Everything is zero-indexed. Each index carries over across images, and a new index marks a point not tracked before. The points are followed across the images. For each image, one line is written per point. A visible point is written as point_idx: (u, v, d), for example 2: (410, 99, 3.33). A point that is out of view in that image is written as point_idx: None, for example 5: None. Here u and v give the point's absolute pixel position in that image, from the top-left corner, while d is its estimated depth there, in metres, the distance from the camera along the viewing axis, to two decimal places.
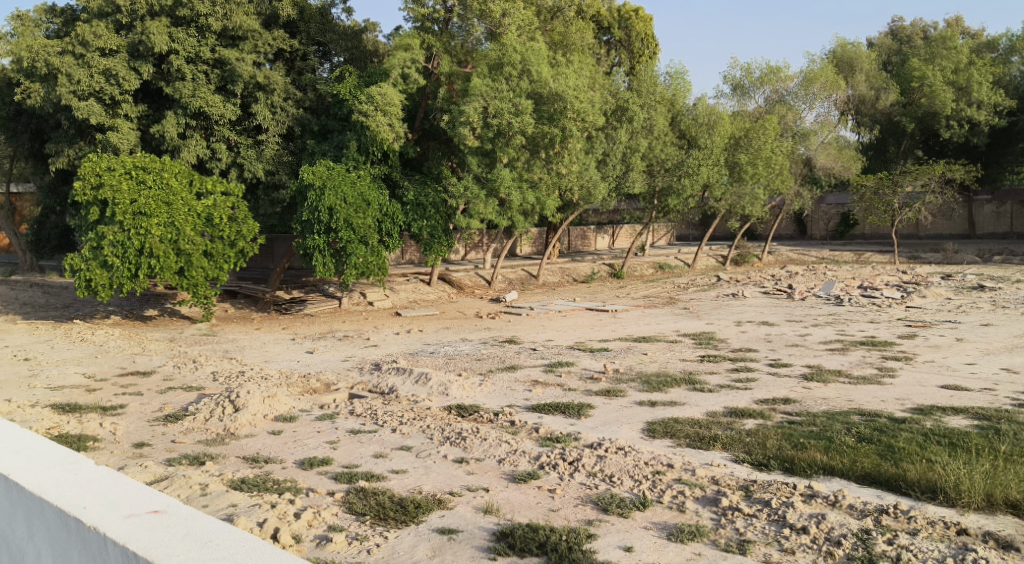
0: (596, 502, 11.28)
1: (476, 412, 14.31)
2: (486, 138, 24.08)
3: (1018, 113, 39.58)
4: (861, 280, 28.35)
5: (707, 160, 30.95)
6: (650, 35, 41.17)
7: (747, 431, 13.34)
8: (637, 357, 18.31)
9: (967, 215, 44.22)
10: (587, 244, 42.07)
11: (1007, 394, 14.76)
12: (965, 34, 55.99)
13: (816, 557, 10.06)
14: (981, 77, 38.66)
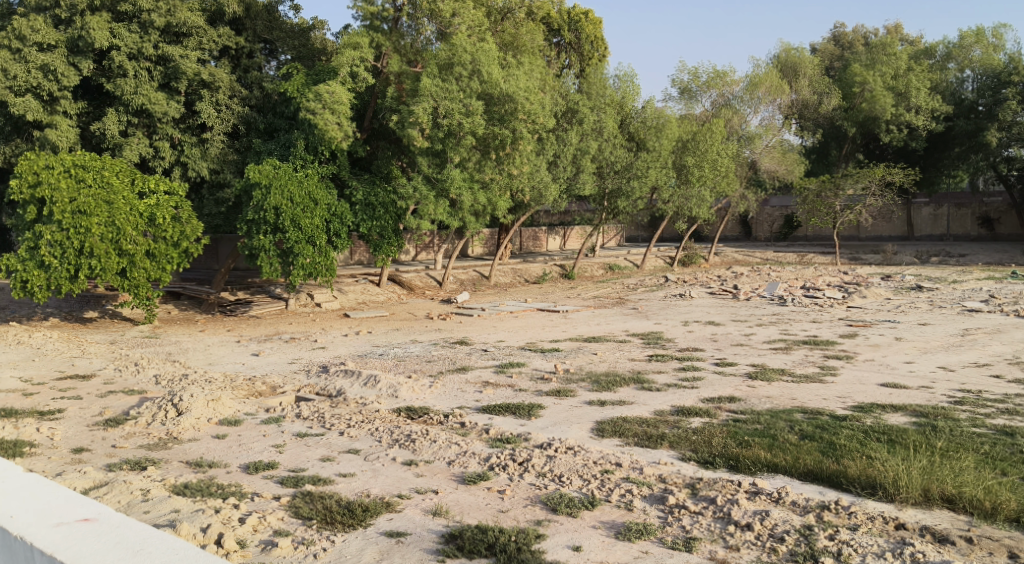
0: (545, 502, 11.37)
1: (425, 414, 14.34)
2: (436, 138, 24.16)
3: (954, 117, 40.16)
4: (805, 281, 28.92)
5: (655, 163, 31.28)
6: (599, 38, 41.48)
7: (694, 429, 13.52)
8: (587, 357, 18.46)
9: (906, 218, 45.18)
10: (539, 245, 42.26)
11: (944, 391, 15.13)
12: (906, 41, 57.22)
13: (760, 553, 10.25)
14: (919, 83, 39.52)
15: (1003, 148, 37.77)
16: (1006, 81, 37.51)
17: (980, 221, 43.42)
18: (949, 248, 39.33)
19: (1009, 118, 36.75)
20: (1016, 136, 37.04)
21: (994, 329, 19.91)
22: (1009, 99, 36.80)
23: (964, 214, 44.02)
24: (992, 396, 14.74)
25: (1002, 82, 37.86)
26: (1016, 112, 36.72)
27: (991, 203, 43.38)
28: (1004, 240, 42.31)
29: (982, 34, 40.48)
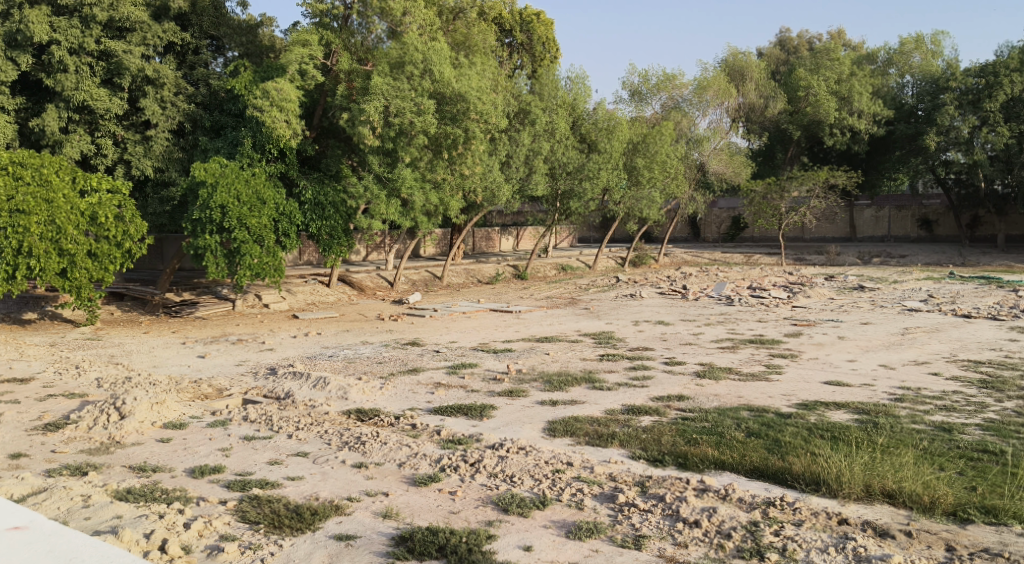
0: (496, 503, 11.43)
1: (376, 416, 14.32)
2: (387, 137, 24.06)
3: (895, 122, 41.31)
4: (752, 281, 29.38)
5: (606, 164, 31.51)
6: (551, 39, 41.52)
7: (644, 428, 13.66)
8: (539, 357, 18.54)
9: (849, 219, 45.99)
10: (492, 245, 42.25)
11: (885, 388, 15.46)
12: (849, 46, 58.16)
13: (708, 550, 10.41)
14: (861, 88, 40.27)
15: (941, 151, 37.59)
16: (945, 86, 37.89)
17: (919, 223, 44.09)
18: (890, 249, 40.31)
19: (947, 123, 36.81)
20: (953, 140, 37.03)
21: (934, 328, 20.38)
22: (947, 104, 37.09)
23: (904, 216, 44.74)
24: (931, 393, 15.09)
25: (940, 88, 38.34)
26: (954, 116, 36.83)
27: (930, 205, 44.01)
28: (942, 242, 42.97)
29: (922, 41, 41.65)
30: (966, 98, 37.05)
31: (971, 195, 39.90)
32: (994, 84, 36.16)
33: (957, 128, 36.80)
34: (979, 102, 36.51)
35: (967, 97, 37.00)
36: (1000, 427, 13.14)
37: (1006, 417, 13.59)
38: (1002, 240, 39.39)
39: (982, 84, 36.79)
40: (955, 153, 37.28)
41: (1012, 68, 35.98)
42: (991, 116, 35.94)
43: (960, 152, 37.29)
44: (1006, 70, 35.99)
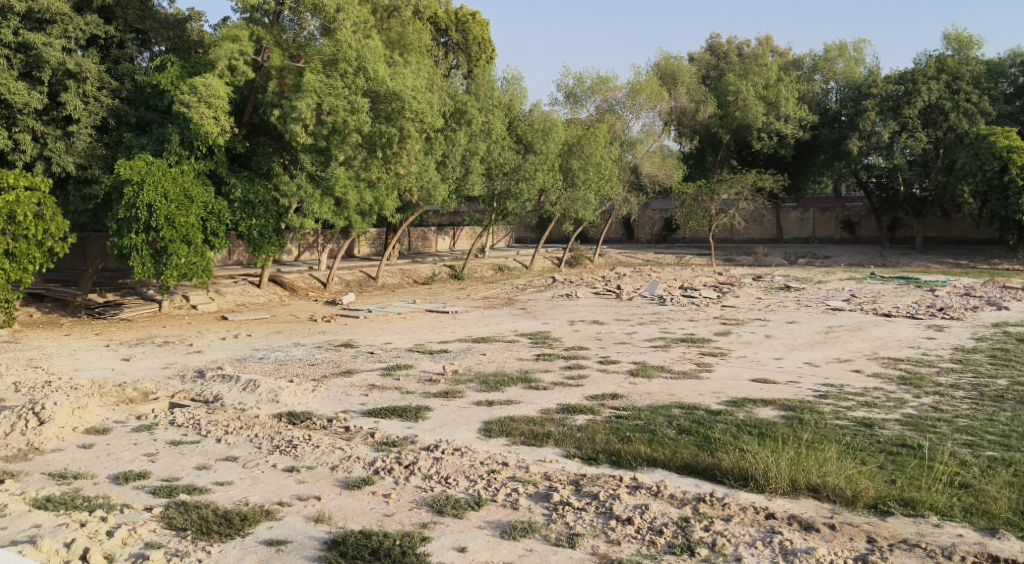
0: (431, 504, 11.46)
1: (308, 419, 14.23)
2: (320, 136, 23.83)
3: (820, 126, 42.24)
4: (683, 281, 29.85)
5: (542, 165, 31.73)
6: (487, 39, 41.58)
7: (578, 427, 13.78)
8: (475, 357, 18.59)
9: (775, 221, 47.13)
10: (428, 245, 42.17)
11: (810, 386, 15.81)
12: (777, 53, 59.26)
13: (640, 546, 10.58)
14: (788, 93, 40.91)
15: (863, 155, 38.69)
16: (866, 93, 38.62)
17: (842, 225, 44.89)
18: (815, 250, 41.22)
19: (869, 128, 37.52)
20: (874, 145, 38.03)
21: (856, 327, 20.89)
22: (868, 110, 37.75)
23: (828, 218, 45.58)
24: (854, 389, 15.48)
25: (862, 94, 39.00)
26: (875, 122, 37.57)
27: (852, 208, 44.70)
28: (863, 244, 43.77)
29: (846, 48, 42.80)
30: (887, 104, 38.03)
31: (890, 199, 40.68)
32: (912, 91, 37.26)
33: (878, 133, 37.70)
34: (898, 108, 37.64)
35: (887, 103, 38.10)
36: (919, 422, 13.53)
37: (924, 412, 14.01)
38: (922, 242, 40.32)
39: (901, 91, 37.78)
40: (876, 157, 38.35)
41: (930, 76, 37.07)
42: (909, 123, 37.08)
43: (881, 156, 38.29)
44: (924, 78, 37.08)
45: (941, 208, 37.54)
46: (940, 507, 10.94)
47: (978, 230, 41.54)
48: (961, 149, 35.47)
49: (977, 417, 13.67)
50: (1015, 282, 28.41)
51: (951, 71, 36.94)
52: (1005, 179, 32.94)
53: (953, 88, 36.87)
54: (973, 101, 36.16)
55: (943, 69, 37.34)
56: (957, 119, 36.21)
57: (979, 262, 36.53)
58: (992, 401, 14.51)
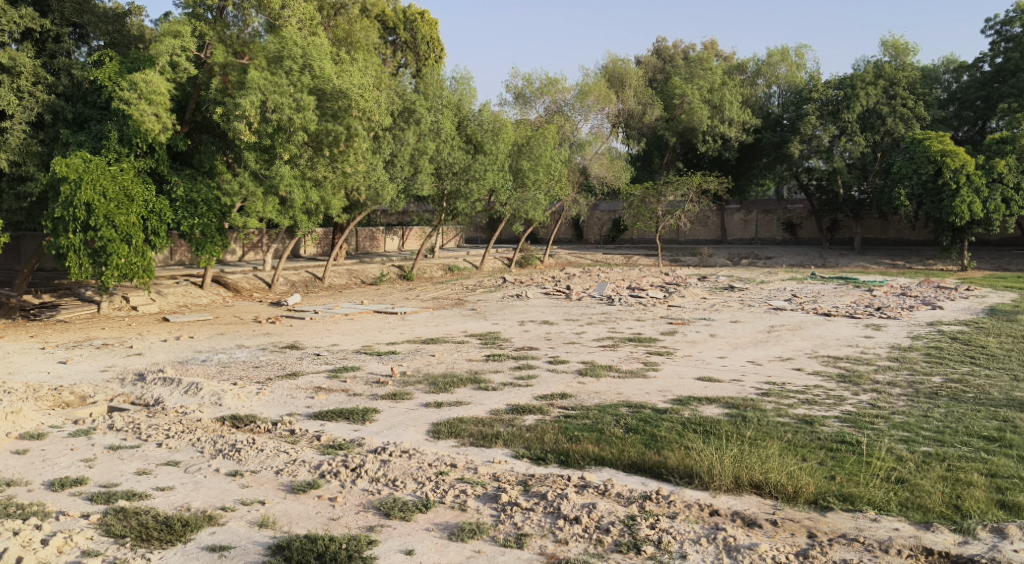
0: (378, 507, 11.41)
1: (252, 423, 14.06)
2: (264, 133, 23.52)
3: (762, 130, 42.86)
4: (631, 281, 30.12)
5: (492, 165, 31.72)
6: (435, 38, 41.46)
7: (527, 427, 13.79)
8: (424, 359, 18.51)
9: (719, 222, 47.46)
10: (376, 245, 41.95)
11: (753, 384, 16.01)
12: (722, 56, 59.92)
13: (587, 545, 10.64)
14: (732, 97, 41.51)
15: (805, 158, 39.34)
16: (808, 97, 39.21)
17: (784, 227, 45.72)
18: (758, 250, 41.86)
19: (810, 132, 38.24)
20: (815, 149, 38.62)
21: (797, 326, 21.21)
22: (809, 114, 38.43)
23: (770, 220, 46.32)
24: (795, 387, 15.70)
25: (804, 98, 39.64)
26: (816, 126, 38.29)
27: (793, 210, 45.70)
28: (804, 245, 44.73)
29: (788, 54, 43.48)
30: (827, 108, 38.49)
31: (830, 201, 41.23)
32: (851, 96, 37.75)
33: (819, 137, 38.35)
34: (838, 112, 38.15)
35: (827, 107, 38.56)
36: (857, 419, 13.76)
37: (863, 409, 14.26)
38: (859, 243, 41.08)
39: (841, 96, 38.27)
40: (817, 160, 38.96)
41: (868, 81, 37.64)
42: (848, 127, 37.73)
43: (822, 159, 39.18)
44: (862, 83, 37.63)
45: (878, 211, 38.23)
46: (878, 501, 11.12)
47: (914, 231, 42.50)
48: (897, 153, 36.30)
49: (913, 414, 13.94)
50: (949, 282, 29.07)
51: (888, 77, 37.64)
52: (939, 182, 33.69)
53: (891, 93, 37.63)
54: (909, 106, 36.99)
55: (881, 75, 37.99)
56: (893, 124, 37.01)
57: (915, 263, 37.39)
58: (928, 397, 14.81)
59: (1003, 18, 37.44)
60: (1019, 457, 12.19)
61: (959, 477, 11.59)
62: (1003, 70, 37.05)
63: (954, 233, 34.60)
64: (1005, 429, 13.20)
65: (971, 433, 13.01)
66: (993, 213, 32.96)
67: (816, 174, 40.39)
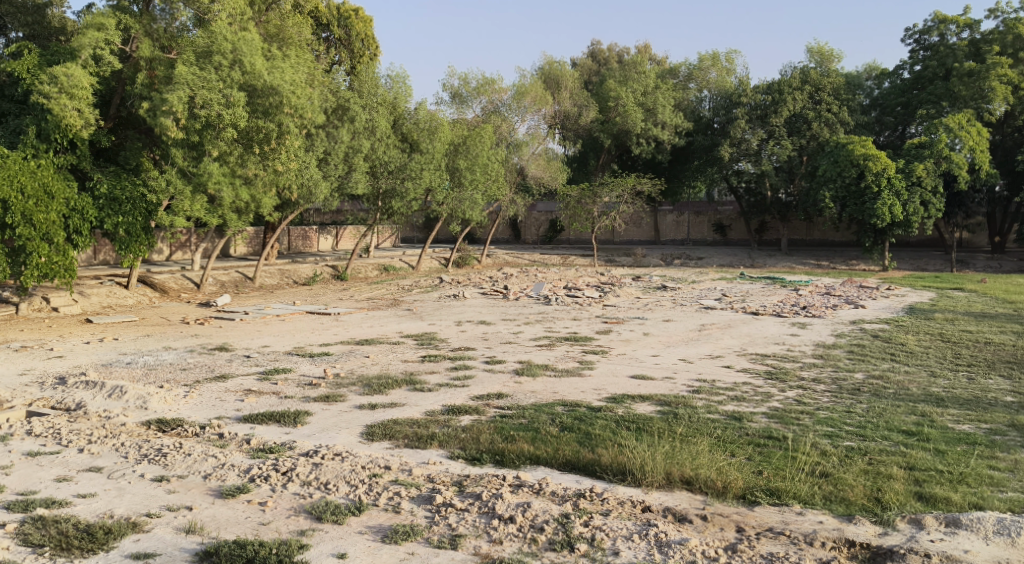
0: (310, 511, 11.24)
1: (179, 426, 13.78)
2: (192, 130, 22.96)
3: (694, 133, 43.60)
4: (567, 281, 30.21)
5: (428, 164, 31.53)
6: (370, 35, 41.11)
7: (463, 427, 13.71)
8: (357, 360, 18.30)
9: (653, 224, 48.00)
10: (309, 244, 41.44)
11: (684, 381, 16.15)
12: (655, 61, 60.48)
13: (521, 544, 10.62)
14: (665, 100, 41.90)
15: (734, 161, 39.75)
16: (737, 101, 39.69)
17: (715, 228, 46.34)
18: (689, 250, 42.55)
19: (739, 136, 38.82)
20: (744, 152, 39.20)
21: (728, 324, 21.46)
22: (738, 118, 39.04)
23: (702, 221, 46.91)
24: (724, 384, 15.87)
25: (733, 102, 40.13)
26: (745, 130, 38.91)
27: (723, 212, 46.30)
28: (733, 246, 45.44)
29: (717, 59, 43.94)
30: (755, 113, 39.17)
31: (758, 203, 42.17)
32: (779, 100, 38.27)
33: (748, 141, 39.00)
34: (765, 117, 38.81)
35: (755, 112, 39.18)
36: (784, 415, 13.96)
37: (788, 405, 14.47)
38: (786, 244, 42.00)
39: (768, 100, 38.91)
40: (746, 163, 39.73)
41: (795, 86, 38.21)
42: (775, 131, 38.35)
43: (750, 163, 39.64)
44: (790, 88, 38.21)
45: (803, 213, 39.04)
46: (803, 495, 11.27)
47: (837, 233, 43.43)
48: (822, 156, 36.96)
49: (837, 409, 14.18)
50: (873, 282, 29.68)
51: (813, 83, 38.34)
52: (862, 186, 34.48)
53: (816, 98, 38.30)
54: (834, 111, 37.82)
55: (806, 80, 38.69)
56: (819, 128, 37.76)
57: (838, 263, 38.28)
58: (850, 393, 15.08)
59: (922, 28, 38.42)
60: (936, 450, 12.46)
61: (879, 470, 11.80)
62: (921, 78, 37.87)
63: (876, 235, 35.35)
64: (923, 423, 13.49)
65: (891, 427, 13.28)
66: (913, 215, 33.67)
67: (744, 177, 40.84)
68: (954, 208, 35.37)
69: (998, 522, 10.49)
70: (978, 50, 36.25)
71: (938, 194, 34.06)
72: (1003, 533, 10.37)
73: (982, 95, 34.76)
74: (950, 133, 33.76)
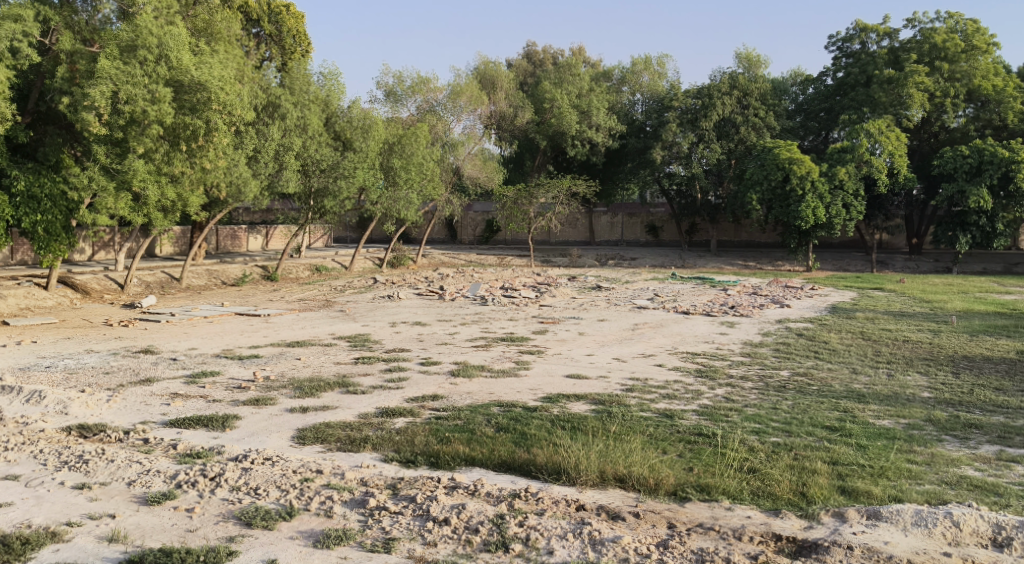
0: (239, 517, 10.95)
1: (101, 432, 13.36)
2: (116, 126, 22.36)
3: (627, 135, 43.82)
4: (503, 281, 30.17)
5: (361, 163, 31.14)
6: (301, 32, 40.46)
7: (397, 430, 13.50)
8: (289, 363, 17.97)
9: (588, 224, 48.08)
10: (238, 244, 40.71)
11: (618, 380, 16.14)
12: (589, 63, 60.80)
13: (456, 546, 10.47)
14: (599, 103, 42.11)
15: (665, 164, 40.08)
16: (668, 105, 39.90)
17: (647, 229, 46.78)
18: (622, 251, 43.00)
19: (670, 139, 38.80)
20: (676, 155, 39.46)
21: (661, 324, 21.58)
22: (669, 122, 39.03)
23: (635, 222, 47.33)
24: (657, 383, 15.91)
25: (664, 106, 40.23)
26: (676, 133, 38.88)
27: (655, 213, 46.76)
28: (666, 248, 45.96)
29: (649, 63, 44.75)
30: (686, 116, 39.26)
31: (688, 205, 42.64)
32: (708, 105, 38.67)
33: (679, 144, 38.98)
34: (696, 121, 39.00)
35: (686, 115, 39.31)
36: (713, 411, 14.03)
37: (718, 402, 14.55)
38: (715, 245, 42.76)
39: (699, 104, 39.10)
40: (677, 166, 39.98)
41: (724, 91, 38.67)
42: (705, 134, 38.80)
43: (681, 166, 40.02)
44: (719, 92, 38.60)
45: (732, 215, 39.53)
46: (732, 491, 11.31)
47: (763, 235, 44.20)
48: (750, 160, 37.48)
49: (764, 406, 14.29)
50: (799, 282, 30.13)
51: (742, 88, 38.86)
52: (787, 189, 34.95)
53: (744, 103, 38.89)
54: (760, 116, 38.67)
55: (734, 85, 39.17)
56: (747, 132, 38.59)
57: (765, 263, 38.90)
58: (777, 390, 15.22)
59: (844, 35, 39.16)
60: (858, 445, 12.61)
61: (804, 465, 11.88)
62: (844, 84, 38.70)
63: (801, 236, 35.96)
64: (846, 419, 13.66)
65: (815, 423, 13.41)
66: (835, 217, 34.40)
67: (676, 180, 40.96)
68: (874, 210, 36.27)
69: (916, 514, 10.55)
70: (897, 58, 37.09)
71: (858, 197, 34.84)
72: (921, 524, 10.43)
73: (901, 102, 35.37)
74: (870, 138, 34.45)
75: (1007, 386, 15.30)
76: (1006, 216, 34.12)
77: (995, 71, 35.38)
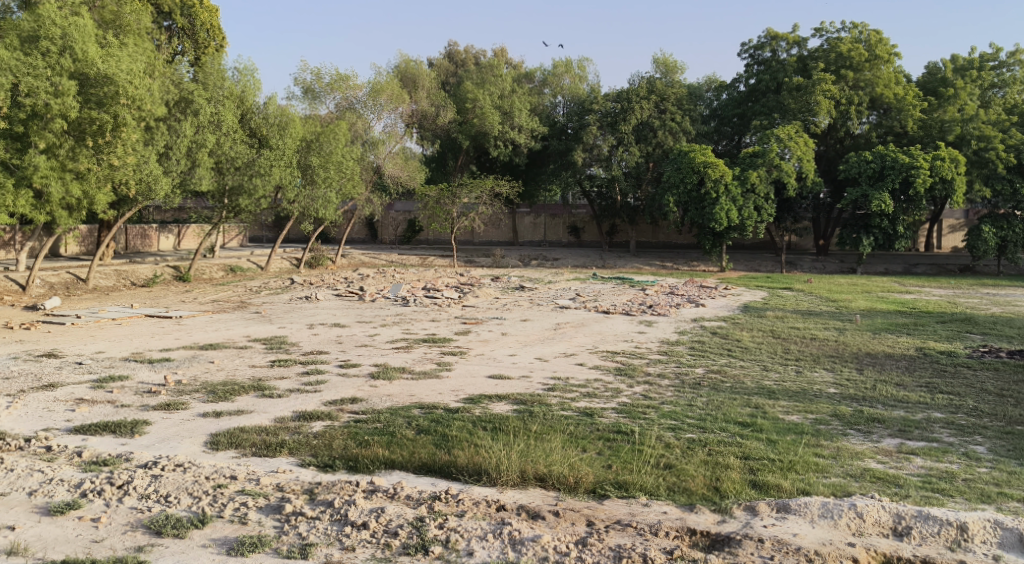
0: (148, 526, 10.57)
1: (2, 440, 12.78)
2: (16, 119, 21.55)
3: (548, 138, 43.71)
4: (424, 282, 29.96)
5: (278, 161, 30.58)
6: (216, 26, 39.51)
7: (315, 434, 13.20)
8: (201, 366, 17.48)
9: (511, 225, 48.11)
10: (148, 243, 39.70)
11: (539, 380, 16.07)
12: (509, 64, 60.72)
13: (374, 550, 10.26)
14: (521, 105, 42.06)
15: (586, 166, 40.26)
16: (588, 108, 39.98)
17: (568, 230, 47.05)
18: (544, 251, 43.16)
19: (591, 141, 39.30)
20: (596, 157, 39.86)
21: (580, 323, 21.56)
22: (589, 124, 39.35)
23: (557, 223, 47.56)
24: (577, 381, 15.90)
25: (585, 109, 40.36)
26: (596, 136, 39.38)
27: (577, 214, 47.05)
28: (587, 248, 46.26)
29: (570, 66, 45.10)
30: (606, 120, 39.50)
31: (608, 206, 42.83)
32: (627, 108, 39.07)
33: (599, 146, 39.65)
34: (615, 124, 39.28)
35: (607, 119, 39.55)
36: (632, 409, 14.04)
37: (635, 400, 14.56)
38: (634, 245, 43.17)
39: (619, 108, 39.41)
40: (598, 168, 40.26)
41: (642, 95, 39.12)
42: (624, 137, 39.11)
43: (602, 168, 40.27)
44: (637, 97, 39.06)
45: (650, 217, 39.93)
46: (649, 487, 11.30)
47: (681, 236, 44.73)
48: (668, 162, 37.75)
49: (680, 403, 14.37)
50: (715, 282, 30.53)
51: (659, 92, 39.35)
52: (702, 191, 35.29)
53: (661, 107, 39.29)
54: (677, 120, 38.93)
55: (652, 90, 39.66)
56: (664, 136, 38.84)
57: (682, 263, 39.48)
58: (692, 388, 15.32)
59: (756, 43, 39.77)
60: (768, 440, 12.72)
61: (718, 460, 11.95)
62: (756, 91, 39.50)
63: (715, 237, 36.47)
64: (757, 415, 13.78)
65: (728, 419, 13.51)
66: (747, 219, 34.99)
67: (596, 182, 41.28)
68: (784, 213, 37.08)
69: (822, 506, 10.66)
70: (806, 66, 37.82)
71: (769, 200, 35.49)
72: (827, 516, 10.54)
73: (809, 108, 36.06)
74: (780, 143, 35.28)
75: (908, 381, 15.65)
76: (907, 219, 35.11)
77: (896, 80, 36.39)
